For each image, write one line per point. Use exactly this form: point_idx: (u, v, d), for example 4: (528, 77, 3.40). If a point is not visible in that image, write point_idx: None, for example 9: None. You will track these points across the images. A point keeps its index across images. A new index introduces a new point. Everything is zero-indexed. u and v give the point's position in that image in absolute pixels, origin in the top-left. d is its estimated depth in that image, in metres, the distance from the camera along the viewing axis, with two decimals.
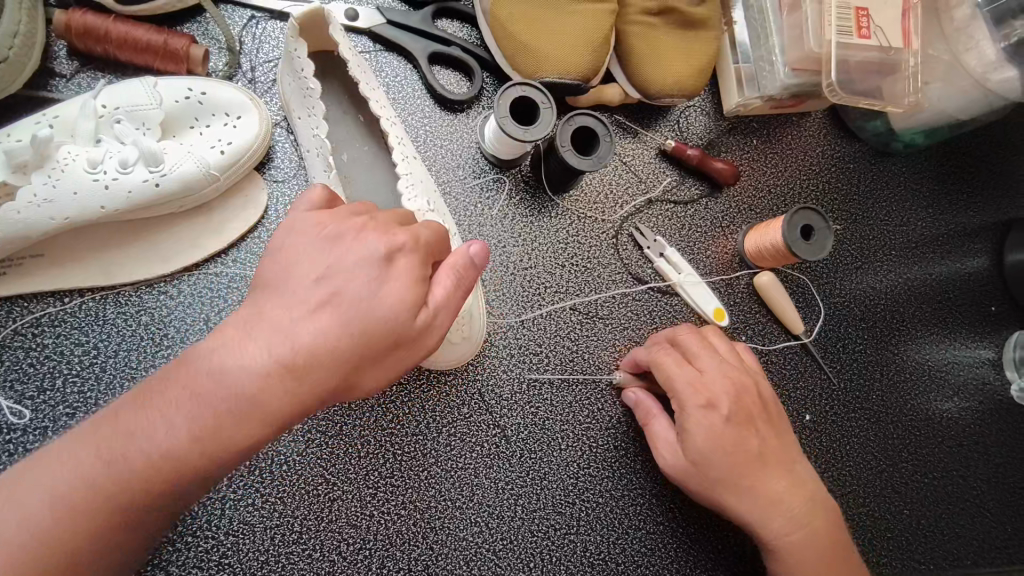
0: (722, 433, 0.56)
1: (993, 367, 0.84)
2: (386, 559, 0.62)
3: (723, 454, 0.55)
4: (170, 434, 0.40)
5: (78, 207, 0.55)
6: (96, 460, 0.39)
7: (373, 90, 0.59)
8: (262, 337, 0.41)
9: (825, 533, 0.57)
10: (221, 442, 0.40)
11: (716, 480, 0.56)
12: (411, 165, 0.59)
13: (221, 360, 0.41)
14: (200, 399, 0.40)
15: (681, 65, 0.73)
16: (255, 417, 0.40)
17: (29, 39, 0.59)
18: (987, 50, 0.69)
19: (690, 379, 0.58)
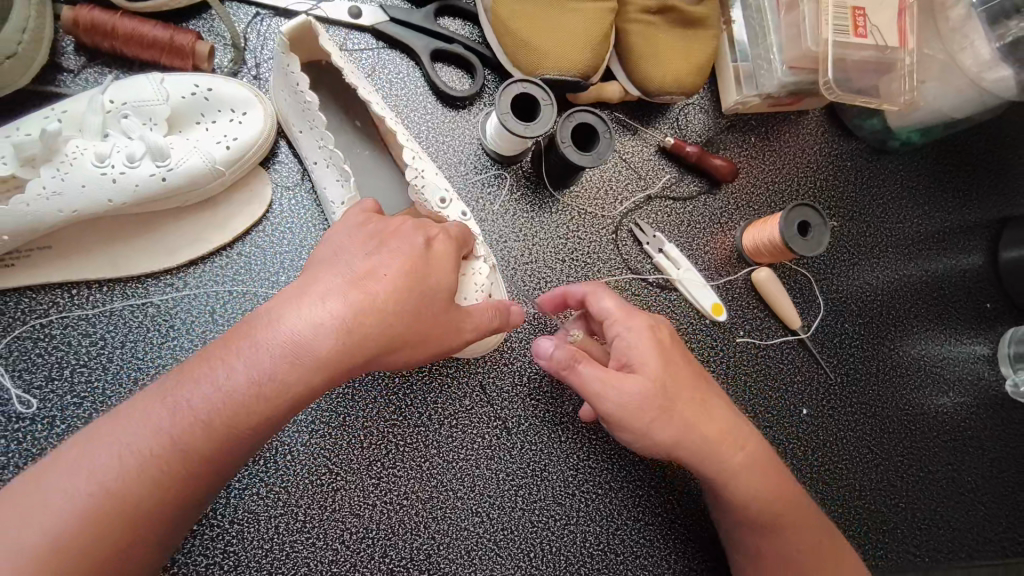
0: (670, 362, 0.56)
1: (988, 363, 0.85)
2: (388, 549, 0.63)
3: (675, 384, 0.55)
4: (229, 393, 0.42)
5: (85, 200, 0.56)
6: (158, 420, 0.41)
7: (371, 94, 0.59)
8: (310, 303, 0.43)
9: (762, 464, 0.58)
10: (276, 399, 0.42)
11: (672, 409, 0.55)
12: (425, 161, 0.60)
13: (271, 327, 0.43)
14: (254, 361, 0.42)
15: (680, 64, 0.73)
16: (306, 375, 0.42)
17: (37, 35, 0.60)
18: (981, 49, 0.70)
19: (630, 312, 0.58)
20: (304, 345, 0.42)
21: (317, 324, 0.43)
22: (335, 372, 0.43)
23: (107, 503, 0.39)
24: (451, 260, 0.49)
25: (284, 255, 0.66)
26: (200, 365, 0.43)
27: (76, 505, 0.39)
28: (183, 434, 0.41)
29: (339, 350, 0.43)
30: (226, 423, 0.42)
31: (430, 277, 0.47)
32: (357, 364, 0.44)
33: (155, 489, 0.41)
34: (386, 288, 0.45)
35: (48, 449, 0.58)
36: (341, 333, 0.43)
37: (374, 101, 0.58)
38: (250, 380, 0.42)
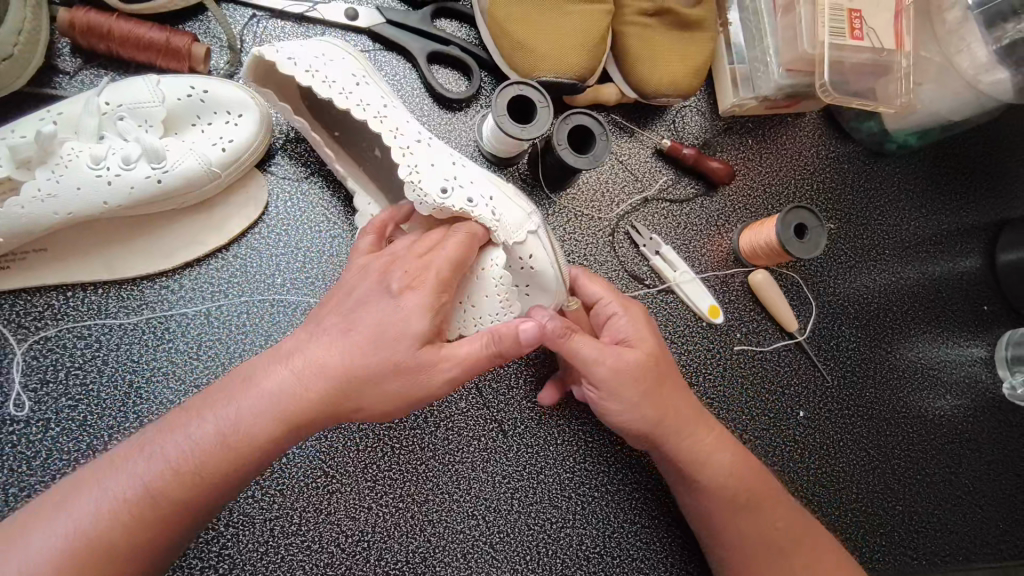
0: (658, 341, 0.60)
1: (985, 365, 0.85)
2: (384, 551, 0.63)
3: (665, 359, 0.59)
4: (205, 443, 0.45)
5: (81, 202, 0.56)
6: (139, 468, 0.43)
7: (350, 95, 0.58)
8: (279, 364, 0.47)
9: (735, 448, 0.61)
10: (248, 450, 0.45)
11: (664, 383, 0.58)
12: (419, 151, 0.58)
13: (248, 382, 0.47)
14: (228, 415, 0.46)
15: (676, 66, 0.73)
16: (276, 427, 0.46)
17: (34, 36, 0.60)
18: (978, 52, 0.70)
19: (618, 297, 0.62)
20: (274, 401, 0.46)
21: (290, 375, 0.47)
22: (301, 425, 0.47)
23: (85, 550, 0.41)
24: (421, 304, 0.48)
25: (280, 257, 0.66)
26: (179, 419, 0.46)
27: (55, 551, 0.40)
28: (161, 484, 0.43)
29: (306, 403, 0.46)
30: (202, 472, 0.44)
31: (397, 323, 0.47)
32: (321, 419, 0.47)
33: (132, 538, 0.42)
34: (357, 335, 0.47)
35: (43, 452, 0.58)
36: (307, 388, 0.46)
37: (349, 104, 0.58)
38: (224, 432, 0.45)
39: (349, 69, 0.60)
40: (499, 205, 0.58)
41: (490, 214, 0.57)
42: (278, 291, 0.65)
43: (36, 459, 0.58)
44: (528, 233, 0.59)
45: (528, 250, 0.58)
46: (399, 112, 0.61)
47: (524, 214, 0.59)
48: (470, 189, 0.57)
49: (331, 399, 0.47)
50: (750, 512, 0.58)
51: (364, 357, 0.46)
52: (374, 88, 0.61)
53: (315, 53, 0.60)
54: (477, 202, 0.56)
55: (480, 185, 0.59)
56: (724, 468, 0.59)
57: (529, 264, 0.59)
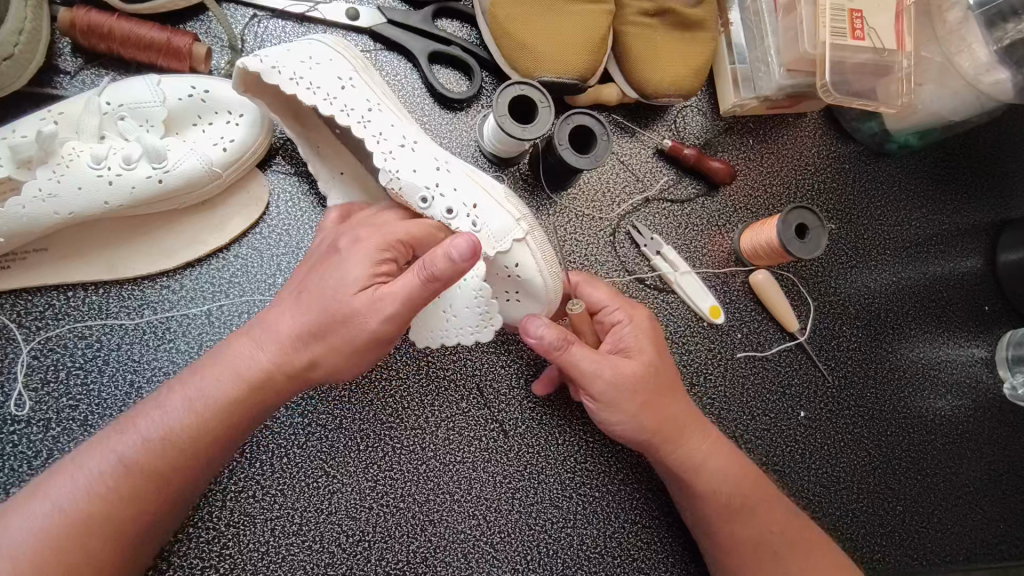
0: (659, 349, 0.60)
1: (985, 366, 0.85)
2: (385, 552, 0.63)
3: (665, 367, 0.60)
4: (174, 419, 0.47)
5: (81, 202, 0.56)
6: (115, 443, 0.46)
7: (334, 101, 0.57)
8: (241, 340, 0.50)
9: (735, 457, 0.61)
10: (214, 422, 0.48)
11: (662, 389, 0.58)
12: (403, 156, 0.57)
13: (218, 359, 0.49)
14: (194, 390, 0.48)
15: (677, 66, 0.73)
16: (239, 398, 0.48)
17: (35, 35, 0.60)
18: (978, 52, 0.70)
19: (623, 306, 0.62)
20: (236, 374, 0.48)
21: (255, 349, 0.49)
22: (264, 396, 0.49)
23: (67, 525, 0.44)
24: (356, 256, 0.49)
25: (281, 257, 0.66)
26: (154, 399, 0.49)
27: (40, 527, 0.43)
28: (135, 460, 0.46)
29: (265, 373, 0.49)
30: (173, 446, 0.47)
31: (341, 277, 0.49)
32: (284, 385, 0.50)
33: (110, 511, 0.45)
34: (311, 300, 0.49)
35: (44, 451, 0.58)
36: (266, 359, 0.49)
37: (333, 111, 0.56)
38: (191, 407, 0.48)
39: (334, 72, 0.58)
40: (483, 212, 0.58)
41: (470, 224, 0.56)
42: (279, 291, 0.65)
43: (37, 459, 0.58)
44: (514, 241, 0.58)
45: (514, 259, 0.58)
46: (386, 115, 0.59)
47: (511, 221, 0.59)
48: (452, 198, 0.57)
49: (290, 368, 0.49)
50: (743, 517, 0.59)
51: (309, 316, 0.48)
52: (361, 90, 0.59)
53: (300, 56, 0.58)
54: (456, 211, 0.56)
55: (464, 192, 0.58)
56: (717, 474, 0.59)
57: (515, 273, 0.58)
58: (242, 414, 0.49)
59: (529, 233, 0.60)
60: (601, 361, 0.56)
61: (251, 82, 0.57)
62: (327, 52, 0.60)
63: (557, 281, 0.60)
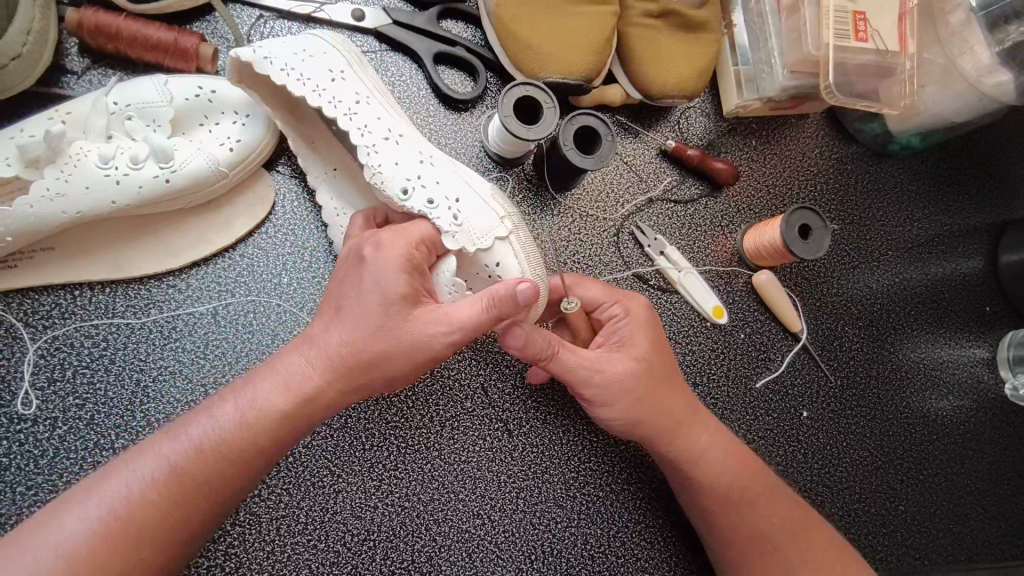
0: (652, 346, 0.60)
1: (986, 366, 0.85)
2: (389, 551, 0.63)
3: (657, 365, 0.60)
4: (225, 425, 0.48)
5: (89, 202, 0.56)
6: (168, 447, 0.47)
7: (323, 93, 0.58)
8: (292, 350, 0.51)
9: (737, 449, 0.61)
10: (264, 431, 0.48)
11: (652, 391, 0.59)
12: (386, 149, 0.58)
13: (269, 370, 0.50)
14: (245, 399, 0.49)
15: (681, 68, 0.74)
16: (290, 408, 0.49)
17: (41, 35, 0.60)
18: (981, 54, 0.70)
19: (620, 298, 0.62)
20: (287, 384, 0.49)
21: (304, 363, 0.50)
22: (313, 408, 0.50)
23: (118, 526, 0.44)
24: (389, 266, 0.49)
25: (286, 257, 0.66)
26: (205, 405, 0.50)
27: (90, 526, 0.43)
28: (186, 464, 0.46)
29: (317, 386, 0.49)
30: (224, 452, 0.47)
31: (380, 285, 0.49)
32: (333, 402, 0.50)
33: (160, 515, 0.45)
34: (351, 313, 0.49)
35: (50, 451, 0.58)
36: (315, 369, 0.49)
37: (321, 102, 0.57)
38: (242, 414, 0.48)
39: (326, 65, 0.59)
40: (467, 208, 0.57)
41: (451, 217, 0.56)
42: (284, 290, 0.65)
43: (43, 457, 0.58)
44: (495, 239, 0.57)
45: (494, 258, 0.57)
46: (377, 107, 0.60)
47: (495, 219, 0.57)
48: (434, 189, 0.57)
49: (338, 380, 0.49)
50: (744, 510, 0.59)
51: (355, 331, 0.48)
52: (352, 83, 0.59)
53: (294, 48, 0.59)
54: (438, 203, 0.56)
55: (448, 186, 0.58)
56: (708, 469, 0.59)
57: (495, 273, 0.58)
58: (289, 426, 0.49)
59: (513, 231, 0.58)
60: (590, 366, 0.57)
61: (245, 74, 0.58)
62: (321, 46, 0.60)
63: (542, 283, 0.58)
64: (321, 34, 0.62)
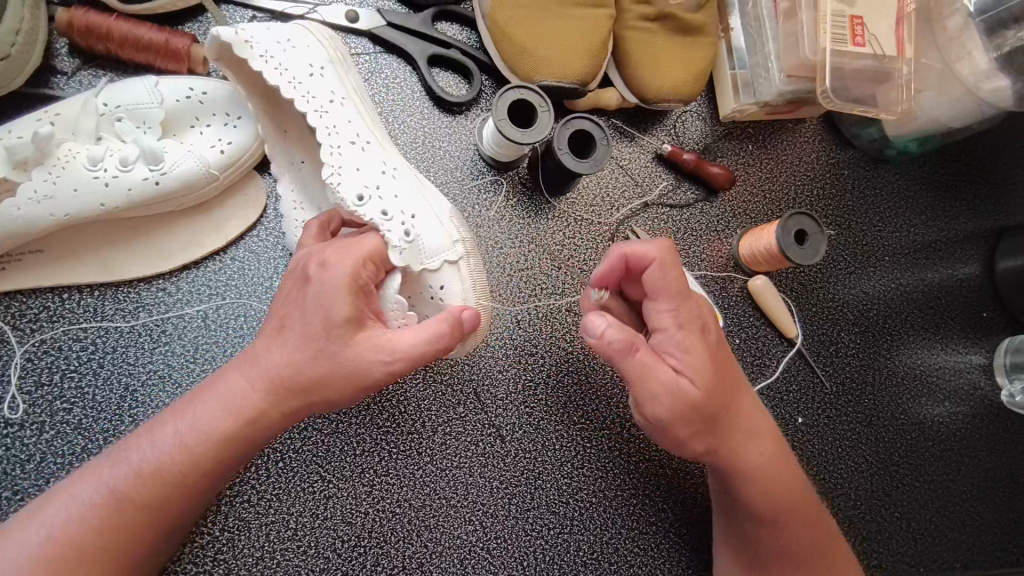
0: (719, 363, 0.54)
1: (983, 372, 0.85)
2: (380, 557, 0.62)
3: (721, 388, 0.54)
4: (164, 449, 0.47)
5: (77, 204, 0.55)
6: (108, 471, 0.47)
7: (299, 85, 0.57)
8: (234, 369, 0.50)
9: (784, 467, 0.59)
10: (205, 455, 0.47)
11: (713, 418, 0.54)
12: (350, 152, 0.56)
13: (211, 389, 0.50)
14: (186, 423, 0.48)
15: (677, 71, 0.73)
16: (230, 430, 0.48)
17: (31, 36, 0.59)
18: (978, 60, 0.70)
19: (677, 305, 0.53)
20: (227, 404, 0.48)
21: (245, 383, 0.49)
22: (255, 428, 0.49)
23: (55, 553, 0.44)
24: (339, 284, 0.48)
25: (278, 259, 0.65)
26: (149, 427, 0.49)
27: (28, 553, 0.44)
28: (125, 489, 0.46)
29: (257, 407, 0.48)
30: (163, 475, 0.47)
31: (321, 307, 0.48)
32: (276, 421, 0.49)
33: (99, 541, 0.45)
34: (297, 334, 0.48)
35: (37, 455, 0.57)
36: (256, 389, 0.48)
37: (293, 94, 0.56)
38: (182, 438, 0.47)
39: (307, 59, 0.59)
40: (420, 225, 0.57)
41: (403, 232, 0.54)
42: (276, 294, 0.64)
43: (30, 462, 0.57)
44: (444, 262, 0.57)
45: (439, 281, 0.57)
46: (350, 110, 0.59)
47: (446, 242, 0.58)
48: (391, 203, 0.55)
49: (281, 396, 0.48)
50: (773, 529, 0.59)
51: (298, 351, 0.48)
52: (330, 81, 0.59)
53: (277, 37, 0.58)
54: (392, 216, 0.54)
55: (405, 201, 0.57)
56: (762, 494, 0.58)
57: (438, 295, 0.57)
58: (229, 449, 0.48)
59: (463, 257, 0.59)
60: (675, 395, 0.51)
61: (226, 54, 0.57)
62: (306, 39, 0.60)
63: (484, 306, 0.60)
64: (310, 29, 0.62)
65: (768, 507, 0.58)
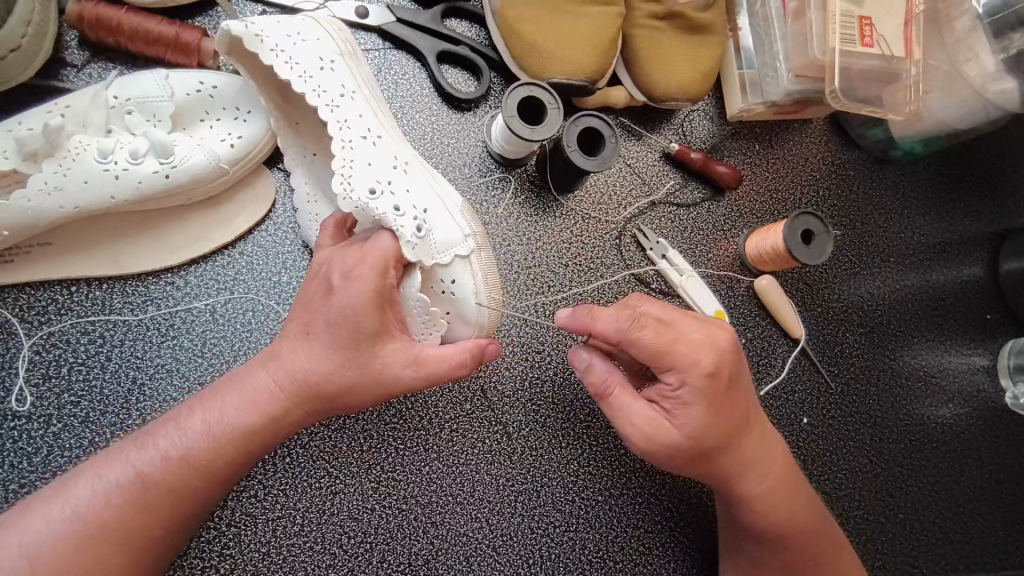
0: (719, 407, 0.53)
1: (987, 374, 0.85)
2: (386, 554, 0.62)
3: (719, 429, 0.53)
4: (193, 437, 0.47)
5: (87, 196, 0.55)
6: (135, 456, 0.47)
7: (309, 80, 0.57)
8: (262, 366, 0.50)
9: (792, 493, 0.59)
10: (232, 446, 0.48)
11: (710, 451, 0.53)
12: (361, 147, 0.56)
13: (238, 383, 0.50)
14: (214, 413, 0.49)
15: (685, 70, 0.73)
16: (257, 424, 0.49)
17: (42, 28, 0.59)
18: (985, 61, 0.70)
19: (677, 353, 0.52)
20: (256, 398, 0.49)
21: (272, 382, 0.49)
22: (281, 424, 0.50)
23: (81, 532, 0.44)
24: (356, 297, 0.49)
25: (286, 254, 0.65)
26: (177, 415, 0.49)
27: (54, 531, 0.43)
28: (152, 473, 0.46)
29: (284, 405, 0.49)
30: (190, 463, 0.47)
31: (349, 313, 0.48)
32: (300, 419, 0.50)
33: (124, 523, 0.45)
34: (323, 336, 0.49)
35: (44, 448, 0.57)
36: (283, 388, 0.49)
37: (305, 88, 0.56)
38: (211, 427, 0.48)
39: (317, 52, 0.59)
40: (433, 220, 0.56)
41: (415, 228, 0.54)
42: (284, 289, 0.64)
43: (37, 455, 0.57)
44: (455, 256, 0.57)
45: (451, 275, 0.57)
46: (361, 103, 0.59)
47: (458, 236, 0.57)
48: (403, 198, 0.55)
49: (308, 397, 0.49)
50: (775, 547, 0.59)
51: (322, 359, 0.49)
52: (340, 75, 0.59)
53: (288, 30, 0.58)
54: (404, 211, 0.54)
55: (417, 196, 0.57)
56: (763, 515, 0.58)
57: (449, 289, 0.57)
58: (253, 443, 0.49)
59: (474, 251, 0.58)
60: (645, 440, 0.53)
61: (238, 47, 0.57)
62: (315, 30, 0.60)
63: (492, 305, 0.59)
64: (319, 19, 0.62)
65: (772, 520, 0.58)
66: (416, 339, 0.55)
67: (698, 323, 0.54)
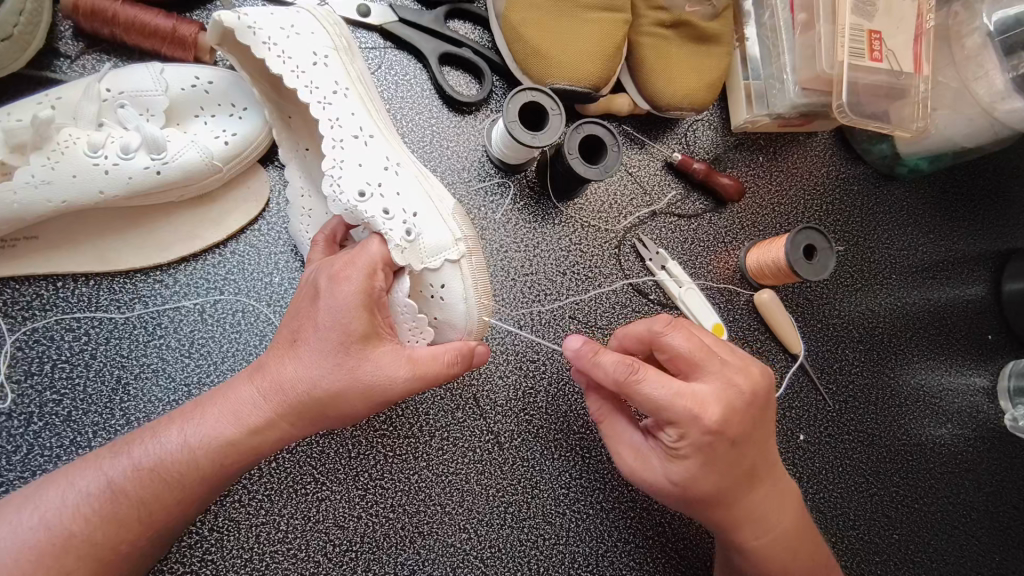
0: (718, 464, 0.51)
1: (986, 395, 0.84)
2: (372, 562, 0.61)
3: (714, 483, 0.51)
4: (168, 449, 0.46)
5: (77, 190, 0.54)
6: (110, 465, 0.46)
7: (301, 73, 0.56)
8: (246, 380, 0.49)
9: (794, 533, 0.57)
10: (208, 462, 0.47)
11: (706, 500, 0.52)
12: (352, 148, 0.55)
13: (221, 398, 0.49)
14: (192, 427, 0.48)
15: (690, 80, 0.72)
16: (236, 442, 0.47)
17: (36, 17, 0.58)
18: (996, 79, 0.69)
19: (679, 410, 0.49)
20: (235, 414, 0.48)
21: (255, 398, 0.48)
22: (259, 443, 0.48)
23: (45, 542, 0.43)
24: (343, 301, 0.48)
25: (279, 254, 0.64)
26: (157, 426, 0.48)
27: (20, 538, 0.42)
28: (124, 485, 0.45)
29: (265, 420, 0.48)
30: (165, 475, 0.46)
31: (341, 322, 0.48)
32: (281, 437, 0.49)
33: (90, 535, 0.44)
34: (308, 347, 0.48)
35: (24, 447, 0.56)
36: (266, 402, 0.48)
37: (297, 83, 0.55)
38: (188, 441, 0.47)
39: (310, 46, 0.58)
40: (423, 225, 0.55)
41: (404, 232, 0.53)
42: (276, 290, 0.63)
43: (15, 454, 0.56)
44: (445, 261, 0.56)
45: (441, 280, 0.56)
46: (354, 100, 0.58)
47: (449, 239, 0.56)
48: (392, 201, 0.54)
49: (290, 418, 0.48)
50: None
51: (309, 368, 0.48)
52: (334, 71, 0.58)
53: (281, 22, 0.57)
54: (393, 215, 0.53)
55: (407, 199, 0.55)
56: (761, 563, 0.56)
57: (439, 294, 0.56)
58: (230, 462, 0.48)
59: (465, 256, 0.57)
60: (630, 472, 0.54)
61: (229, 37, 0.57)
62: (312, 25, 0.59)
63: (484, 312, 0.58)
64: (316, 13, 0.61)
65: (769, 560, 0.56)
66: (404, 344, 0.53)
67: (719, 372, 0.51)
